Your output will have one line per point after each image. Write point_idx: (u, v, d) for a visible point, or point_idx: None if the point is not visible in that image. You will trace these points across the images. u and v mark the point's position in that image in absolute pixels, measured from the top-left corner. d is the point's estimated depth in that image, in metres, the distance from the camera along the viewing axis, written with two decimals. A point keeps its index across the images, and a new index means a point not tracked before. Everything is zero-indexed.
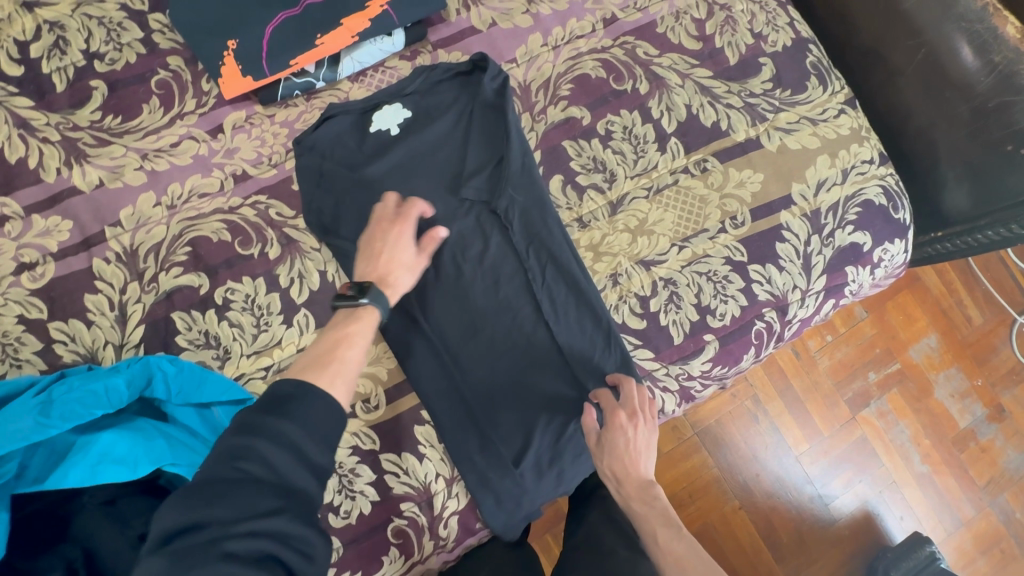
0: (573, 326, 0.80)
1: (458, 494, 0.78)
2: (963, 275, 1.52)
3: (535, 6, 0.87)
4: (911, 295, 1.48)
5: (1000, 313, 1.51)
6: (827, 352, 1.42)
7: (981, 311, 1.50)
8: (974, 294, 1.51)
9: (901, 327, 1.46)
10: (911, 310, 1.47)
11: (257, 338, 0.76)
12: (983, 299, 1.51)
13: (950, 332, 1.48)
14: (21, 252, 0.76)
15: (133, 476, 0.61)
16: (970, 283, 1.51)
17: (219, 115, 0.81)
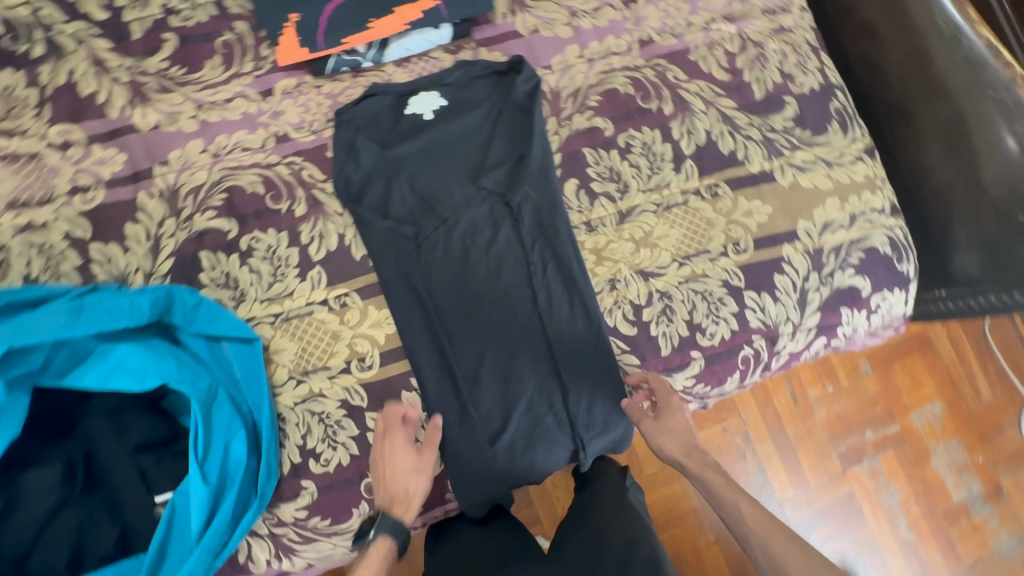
0: (566, 324, 0.85)
1: (432, 462, 0.82)
2: (977, 347, 1.49)
3: (577, 19, 0.92)
4: (921, 359, 1.47)
5: (1010, 391, 1.47)
6: (826, 403, 1.41)
7: (990, 387, 1.47)
8: (988, 368, 1.48)
9: (906, 391, 1.44)
10: (918, 374, 1.46)
11: (272, 287, 0.82)
12: (996, 375, 1.48)
13: (955, 402, 1.46)
14: (77, 176, 0.83)
15: (139, 388, 0.68)
16: (983, 357, 1.48)
17: (272, 79, 0.88)
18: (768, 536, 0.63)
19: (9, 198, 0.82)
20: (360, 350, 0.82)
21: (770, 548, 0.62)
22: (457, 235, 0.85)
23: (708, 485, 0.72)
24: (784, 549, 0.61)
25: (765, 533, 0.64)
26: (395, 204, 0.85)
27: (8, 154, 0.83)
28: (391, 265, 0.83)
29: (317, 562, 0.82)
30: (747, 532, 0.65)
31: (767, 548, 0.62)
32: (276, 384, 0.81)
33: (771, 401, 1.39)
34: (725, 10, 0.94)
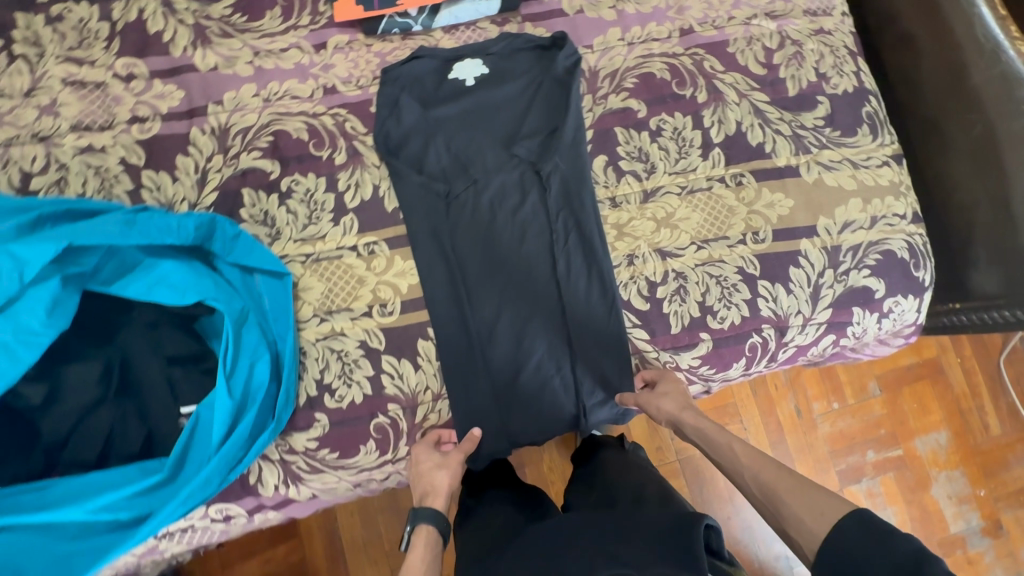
0: (582, 294, 0.87)
1: (440, 411, 0.85)
2: (992, 381, 1.47)
3: (622, 3, 0.95)
4: (931, 386, 1.46)
5: (1021, 429, 1.45)
6: (830, 418, 1.42)
7: (1001, 422, 1.45)
8: (999, 404, 1.46)
9: (912, 416, 1.44)
10: (927, 400, 1.45)
11: (306, 229, 0.87)
12: (1006, 412, 1.46)
13: (962, 433, 1.44)
14: (138, 107, 0.89)
15: (180, 301, 0.72)
16: (995, 392, 1.47)
17: (326, 34, 0.93)
18: (757, 467, 0.69)
19: (74, 121, 0.87)
20: (382, 296, 0.86)
21: (760, 475, 0.68)
22: (485, 197, 0.88)
23: (703, 434, 0.78)
24: (772, 476, 0.67)
25: (754, 465, 0.70)
26: (429, 162, 0.89)
27: (77, 80, 0.88)
28: (420, 218, 0.87)
29: (322, 494, 0.85)
30: (741, 472, 0.71)
31: (757, 479, 0.69)
32: (300, 319, 0.85)
33: (773, 408, 1.41)
34: (767, 8, 0.96)
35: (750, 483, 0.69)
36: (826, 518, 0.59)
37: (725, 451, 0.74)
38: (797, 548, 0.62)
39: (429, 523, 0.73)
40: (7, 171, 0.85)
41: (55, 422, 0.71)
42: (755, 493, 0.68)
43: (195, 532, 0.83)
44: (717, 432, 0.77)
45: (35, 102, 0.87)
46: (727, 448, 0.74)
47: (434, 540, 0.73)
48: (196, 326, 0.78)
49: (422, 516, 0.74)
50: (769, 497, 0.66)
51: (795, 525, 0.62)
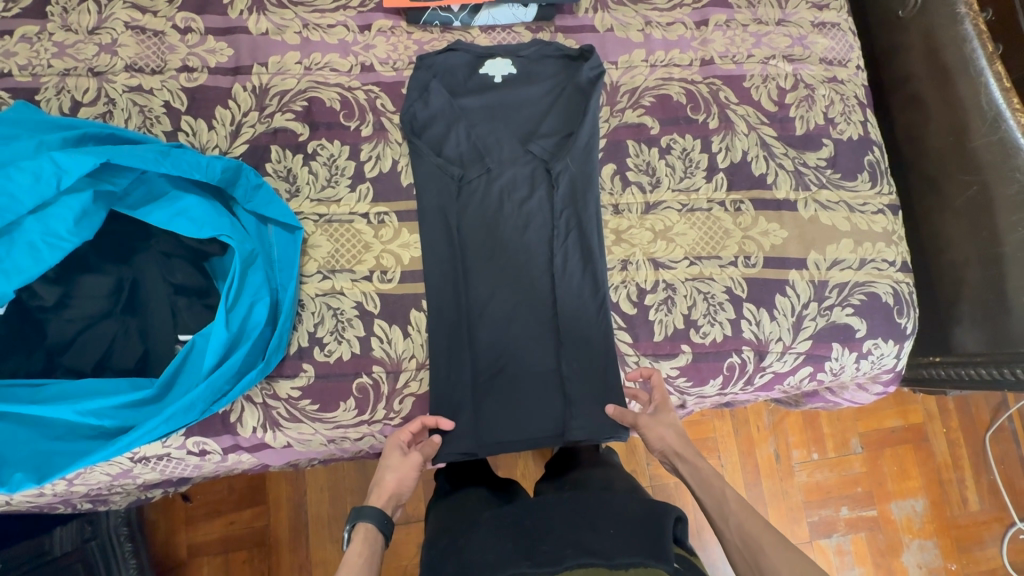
0: (575, 290, 0.91)
1: (421, 380, 0.88)
2: (976, 456, 1.47)
3: (650, 28, 1.01)
4: (913, 452, 1.46)
5: (1001, 509, 1.44)
6: (808, 468, 1.43)
7: (980, 499, 1.44)
8: (980, 481, 1.45)
9: (891, 478, 1.44)
10: (907, 465, 1.45)
11: (324, 190, 0.92)
12: (987, 489, 1.45)
13: (939, 503, 1.44)
14: (188, 58, 0.95)
15: (196, 233, 0.76)
16: (978, 467, 1.46)
17: (372, 18, 0.99)
18: (745, 519, 0.69)
19: (128, 62, 0.94)
20: (384, 263, 0.90)
21: (745, 525, 0.68)
22: (496, 186, 0.93)
23: (698, 474, 0.77)
24: (758, 527, 0.67)
25: (742, 514, 0.70)
26: (448, 146, 0.94)
27: (138, 26, 0.95)
28: (432, 196, 0.92)
29: (296, 445, 0.88)
30: (725, 515, 0.70)
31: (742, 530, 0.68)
32: (304, 274, 0.89)
33: (750, 446, 1.42)
34: (786, 51, 1.01)
35: (732, 534, 0.69)
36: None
37: (715, 494, 0.73)
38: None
39: (371, 521, 0.71)
40: (59, 98, 0.91)
41: (63, 325, 0.76)
42: (734, 542, 0.68)
43: (170, 462, 0.86)
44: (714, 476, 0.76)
45: (96, 40, 0.94)
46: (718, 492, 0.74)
47: (375, 536, 0.71)
48: (207, 262, 0.82)
49: (364, 514, 0.71)
50: (749, 547, 0.67)
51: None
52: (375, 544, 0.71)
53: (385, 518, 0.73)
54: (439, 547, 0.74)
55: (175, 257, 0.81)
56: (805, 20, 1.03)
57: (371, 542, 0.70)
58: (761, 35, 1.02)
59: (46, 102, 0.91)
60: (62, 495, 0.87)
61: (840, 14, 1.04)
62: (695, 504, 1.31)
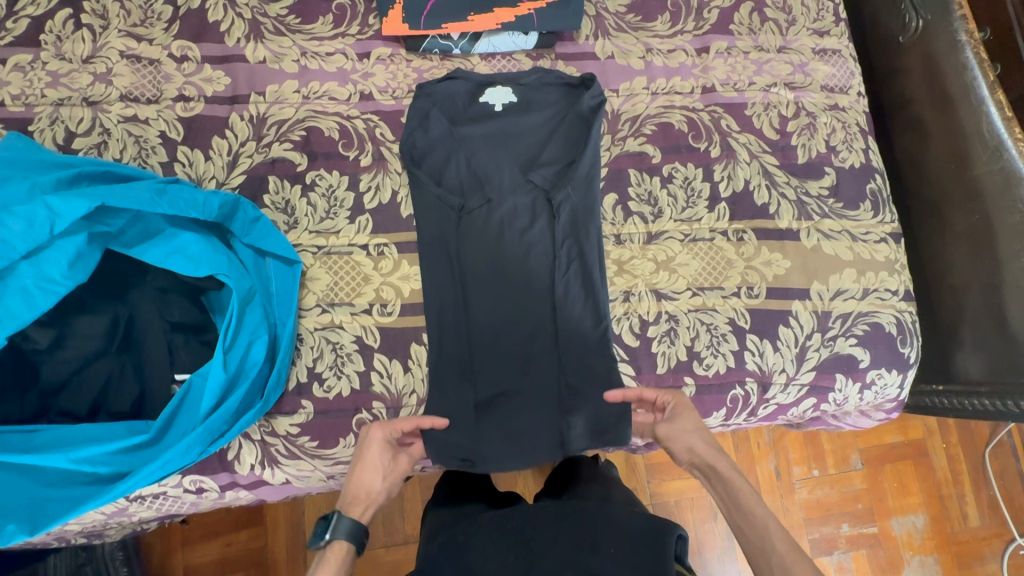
0: (577, 320, 0.90)
1: (422, 416, 0.87)
2: (976, 471, 1.47)
3: (651, 55, 1.00)
4: (913, 467, 1.45)
5: (1000, 525, 1.44)
6: (808, 485, 1.42)
7: (980, 514, 1.44)
8: (980, 496, 1.45)
9: (892, 494, 1.43)
10: (907, 480, 1.45)
11: (323, 222, 0.91)
12: (986, 505, 1.45)
13: (939, 519, 1.44)
14: (184, 87, 0.94)
15: (193, 271, 0.75)
16: (978, 482, 1.46)
17: (371, 45, 0.98)
18: (791, 562, 0.65)
19: (123, 92, 0.93)
20: (384, 296, 0.89)
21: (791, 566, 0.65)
22: (498, 215, 0.92)
23: (734, 492, 0.75)
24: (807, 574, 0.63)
25: (791, 557, 0.66)
26: (448, 176, 0.93)
27: (134, 54, 0.94)
28: (432, 227, 0.91)
29: (295, 481, 0.87)
30: (768, 556, 0.67)
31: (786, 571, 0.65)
32: (303, 307, 0.88)
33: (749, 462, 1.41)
34: (787, 78, 1.01)
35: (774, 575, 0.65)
36: None
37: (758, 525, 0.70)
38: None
39: (346, 537, 0.72)
40: (53, 128, 0.90)
41: (56, 367, 0.74)
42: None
43: (166, 499, 0.85)
44: (753, 499, 0.73)
45: (91, 69, 0.93)
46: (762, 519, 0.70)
47: (347, 557, 0.72)
48: (203, 296, 0.80)
49: (340, 530, 0.72)
50: None
51: None
52: (348, 558, 0.72)
53: (362, 536, 0.74)
54: (438, 556, 0.72)
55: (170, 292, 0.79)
56: (806, 47, 1.02)
57: (342, 561, 0.71)
58: (763, 62, 1.01)
59: (40, 133, 0.90)
60: (55, 533, 0.86)
61: (841, 40, 1.04)
62: (696, 522, 1.29)
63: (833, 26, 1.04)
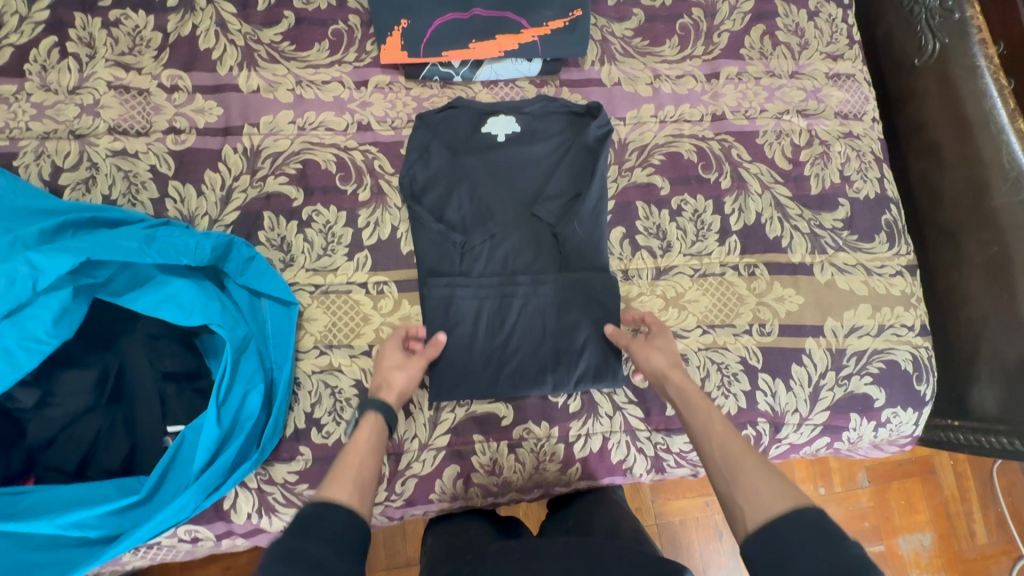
0: (584, 354, 0.86)
1: (425, 461, 0.84)
2: (982, 487, 1.37)
3: (659, 81, 0.97)
4: (919, 483, 1.36)
5: (1008, 541, 1.35)
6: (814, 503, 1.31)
7: (987, 531, 1.35)
8: (988, 513, 1.36)
9: (898, 512, 1.34)
10: (914, 498, 1.35)
11: (320, 259, 0.87)
12: (994, 521, 1.35)
13: (947, 536, 1.34)
14: (175, 118, 0.90)
15: (184, 322, 0.71)
16: (985, 498, 1.36)
17: (368, 73, 0.94)
18: (726, 438, 0.62)
19: (112, 124, 0.89)
20: (384, 337, 0.86)
21: (728, 444, 0.61)
22: (501, 251, 0.89)
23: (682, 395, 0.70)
24: (742, 447, 0.60)
25: (726, 434, 0.62)
26: (449, 211, 0.89)
27: (122, 85, 0.91)
28: (433, 265, 0.87)
29: None
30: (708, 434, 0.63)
31: (724, 444, 0.61)
32: (301, 349, 0.85)
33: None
34: (800, 105, 0.98)
35: (713, 448, 0.62)
36: (782, 498, 0.53)
37: (702, 415, 0.66)
38: (733, 510, 0.56)
39: (379, 413, 0.70)
40: (39, 163, 0.87)
41: (44, 424, 0.71)
42: None
43: (160, 549, 0.81)
44: (699, 399, 0.69)
45: (77, 100, 0.89)
46: (704, 412, 0.66)
47: (381, 429, 0.69)
48: (198, 342, 0.78)
49: (371, 404, 0.71)
50: (728, 465, 0.59)
51: (744, 496, 0.55)
52: (381, 434, 0.69)
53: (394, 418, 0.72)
54: None
55: (162, 340, 0.77)
56: (819, 72, 0.99)
57: (375, 433, 0.68)
58: (775, 88, 0.98)
59: (25, 168, 0.86)
60: None
61: (855, 64, 1.01)
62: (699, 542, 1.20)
63: (847, 49, 1.01)
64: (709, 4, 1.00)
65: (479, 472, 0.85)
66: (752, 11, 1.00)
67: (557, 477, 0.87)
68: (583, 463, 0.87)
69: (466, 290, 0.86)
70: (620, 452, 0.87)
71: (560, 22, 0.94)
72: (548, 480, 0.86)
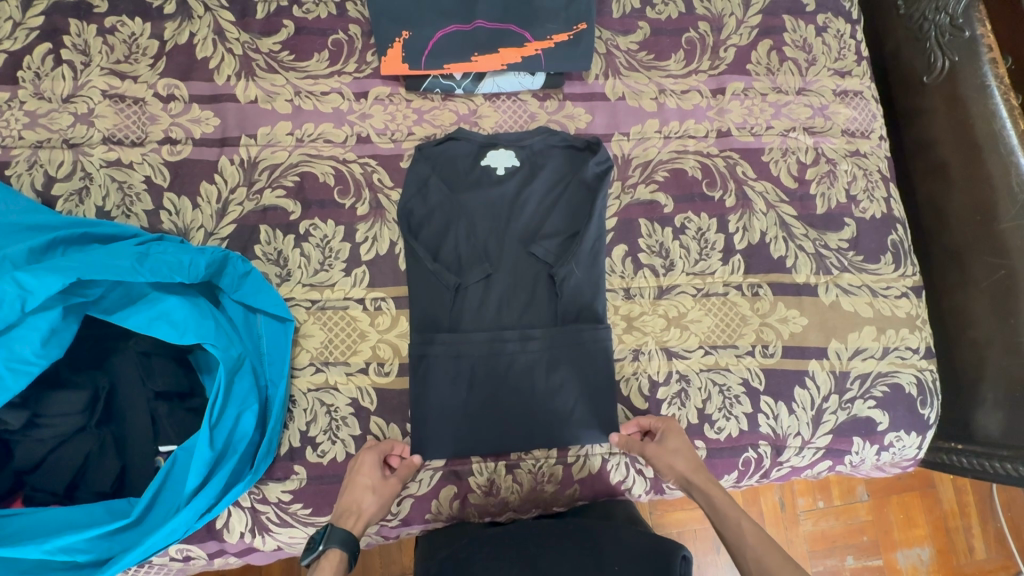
0: (575, 406, 0.84)
1: (421, 481, 0.83)
2: (982, 502, 1.33)
3: (664, 96, 0.95)
4: (919, 498, 1.31)
5: (1006, 558, 1.31)
6: (813, 516, 1.27)
7: (986, 546, 1.31)
8: (987, 528, 1.31)
9: (897, 526, 1.29)
10: (913, 512, 1.30)
11: (317, 274, 0.86)
12: (994, 536, 1.31)
13: (946, 552, 1.30)
14: (171, 128, 0.89)
15: (177, 340, 0.70)
16: (985, 513, 1.32)
17: (369, 84, 0.93)
18: (764, 553, 0.67)
19: (106, 134, 0.88)
20: (381, 354, 0.85)
21: (764, 560, 0.66)
22: (495, 292, 0.86)
23: (710, 501, 0.74)
24: (777, 561, 0.65)
25: (764, 550, 0.67)
26: (445, 249, 0.87)
27: (117, 94, 0.89)
28: (426, 306, 0.85)
29: (286, 547, 0.81)
30: (743, 547, 0.68)
31: (761, 564, 0.66)
32: (296, 366, 0.83)
33: (758, 492, 1.22)
34: (807, 122, 0.96)
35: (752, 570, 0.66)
36: None
37: (732, 525, 0.70)
38: None
39: (340, 548, 0.69)
40: (32, 173, 0.85)
41: (32, 445, 0.70)
42: None
43: (151, 568, 0.80)
44: (726, 502, 0.73)
45: (71, 109, 0.88)
46: (738, 529, 0.70)
47: (341, 566, 0.69)
48: (192, 358, 0.76)
49: (333, 538, 0.69)
50: None
51: None
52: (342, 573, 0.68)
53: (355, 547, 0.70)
54: None
55: (155, 357, 0.75)
56: (826, 89, 0.98)
57: (337, 571, 0.68)
58: (781, 105, 0.96)
59: (17, 178, 0.85)
60: None
61: (862, 81, 0.99)
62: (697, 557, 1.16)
63: (855, 66, 0.99)
64: (716, 18, 0.99)
65: (476, 493, 0.83)
66: (759, 26, 0.99)
67: (555, 497, 0.85)
68: (580, 488, 0.85)
69: (456, 340, 0.83)
70: (619, 474, 0.86)
71: (564, 35, 0.92)
72: (546, 500, 0.85)
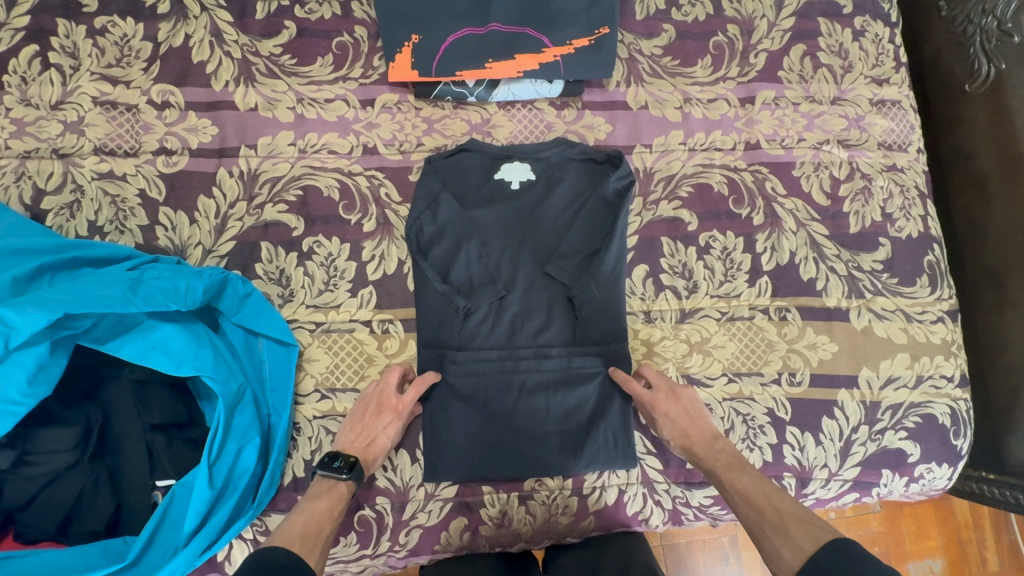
0: (595, 424, 0.80)
1: (430, 511, 0.79)
2: (997, 515, 1.27)
3: (690, 106, 0.90)
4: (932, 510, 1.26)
5: None
6: None
7: (1001, 561, 1.24)
8: (1000, 541, 1.25)
9: (909, 537, 1.24)
10: (926, 523, 1.25)
11: (322, 295, 0.81)
12: (1008, 550, 1.25)
13: (958, 566, 1.23)
14: (167, 137, 0.84)
15: (172, 372, 0.65)
16: (999, 526, 1.26)
17: (376, 91, 0.87)
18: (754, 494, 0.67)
19: (97, 143, 0.83)
20: None
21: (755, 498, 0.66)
22: (508, 315, 0.82)
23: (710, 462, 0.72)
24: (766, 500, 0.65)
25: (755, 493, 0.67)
26: (457, 269, 0.82)
27: (108, 100, 0.84)
28: (434, 330, 0.81)
29: None
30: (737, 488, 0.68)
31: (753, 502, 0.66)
32: (301, 393, 0.79)
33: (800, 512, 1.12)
34: (841, 134, 0.91)
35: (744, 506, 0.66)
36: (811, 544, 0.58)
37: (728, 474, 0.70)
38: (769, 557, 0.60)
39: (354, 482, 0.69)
40: (20, 185, 0.80)
41: (23, 484, 0.66)
42: None
43: None
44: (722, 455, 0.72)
45: (61, 116, 0.83)
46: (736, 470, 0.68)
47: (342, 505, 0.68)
48: (190, 386, 0.73)
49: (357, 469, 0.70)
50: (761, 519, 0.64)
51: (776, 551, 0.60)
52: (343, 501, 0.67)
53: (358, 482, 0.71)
54: None
55: (151, 386, 0.72)
56: (862, 98, 0.92)
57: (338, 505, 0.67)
58: (814, 115, 0.91)
59: (5, 190, 0.80)
60: None
61: (901, 89, 0.93)
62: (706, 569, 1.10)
63: (894, 73, 0.93)
64: (747, 21, 0.92)
65: (487, 525, 0.80)
66: (792, 29, 0.93)
67: (570, 529, 0.81)
68: (597, 518, 0.81)
69: (463, 365, 0.79)
70: (636, 504, 0.82)
71: (584, 40, 0.86)
72: (559, 532, 0.81)
